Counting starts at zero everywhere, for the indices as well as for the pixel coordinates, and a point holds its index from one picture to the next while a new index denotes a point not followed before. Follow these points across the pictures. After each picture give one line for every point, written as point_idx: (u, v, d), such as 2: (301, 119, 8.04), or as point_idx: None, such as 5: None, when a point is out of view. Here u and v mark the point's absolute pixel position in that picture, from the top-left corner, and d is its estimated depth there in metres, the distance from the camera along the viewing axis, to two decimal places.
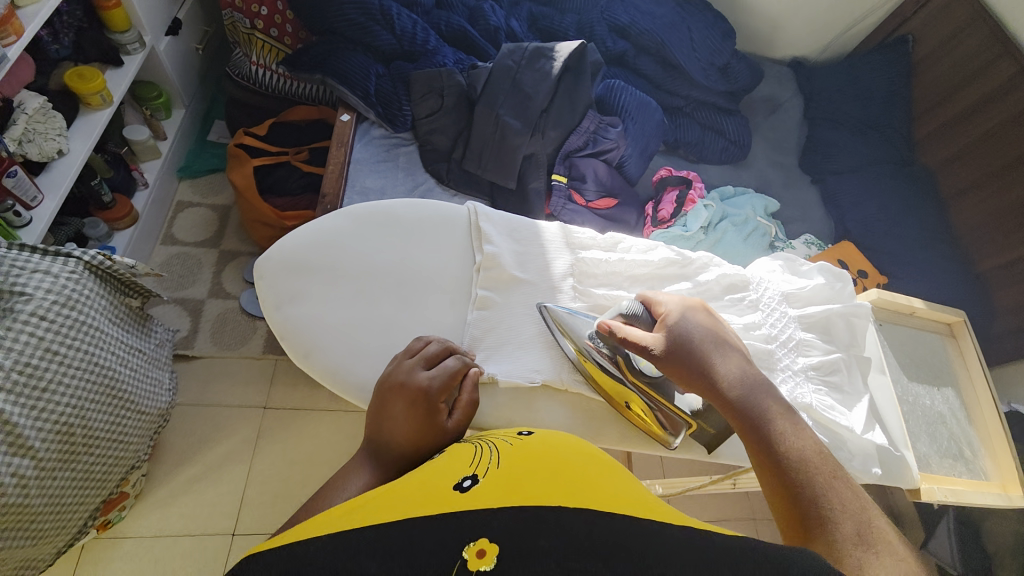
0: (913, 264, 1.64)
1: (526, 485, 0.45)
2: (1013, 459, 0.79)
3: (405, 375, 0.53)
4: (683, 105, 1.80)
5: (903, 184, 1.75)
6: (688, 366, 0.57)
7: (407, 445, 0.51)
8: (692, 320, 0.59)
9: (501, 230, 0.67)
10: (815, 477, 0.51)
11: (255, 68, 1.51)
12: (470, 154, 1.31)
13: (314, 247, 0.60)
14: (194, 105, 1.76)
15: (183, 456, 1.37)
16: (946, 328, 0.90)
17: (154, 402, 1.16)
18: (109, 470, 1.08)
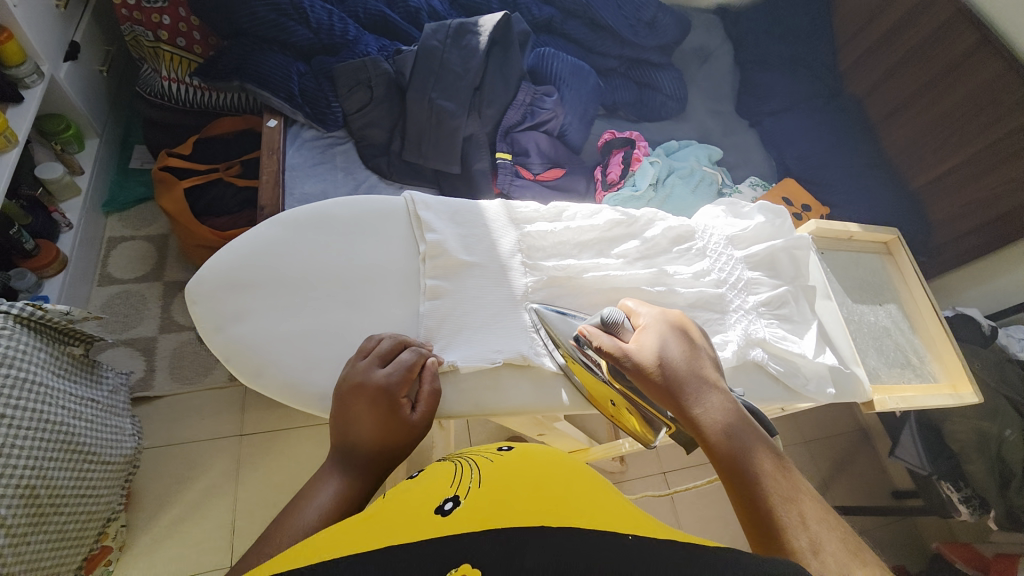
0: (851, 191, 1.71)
1: (511, 501, 0.47)
2: (958, 359, 0.84)
3: (362, 375, 0.52)
4: (617, 66, 1.80)
5: (834, 116, 1.81)
6: (658, 382, 0.53)
7: (375, 443, 0.50)
8: (667, 336, 0.56)
9: (441, 216, 0.66)
10: (785, 491, 0.46)
11: (167, 84, 1.42)
12: (409, 144, 1.28)
13: (249, 262, 0.58)
14: (108, 133, 1.64)
15: (162, 500, 1.33)
16: (883, 247, 0.95)
17: (118, 450, 1.11)
18: (83, 527, 1.04)
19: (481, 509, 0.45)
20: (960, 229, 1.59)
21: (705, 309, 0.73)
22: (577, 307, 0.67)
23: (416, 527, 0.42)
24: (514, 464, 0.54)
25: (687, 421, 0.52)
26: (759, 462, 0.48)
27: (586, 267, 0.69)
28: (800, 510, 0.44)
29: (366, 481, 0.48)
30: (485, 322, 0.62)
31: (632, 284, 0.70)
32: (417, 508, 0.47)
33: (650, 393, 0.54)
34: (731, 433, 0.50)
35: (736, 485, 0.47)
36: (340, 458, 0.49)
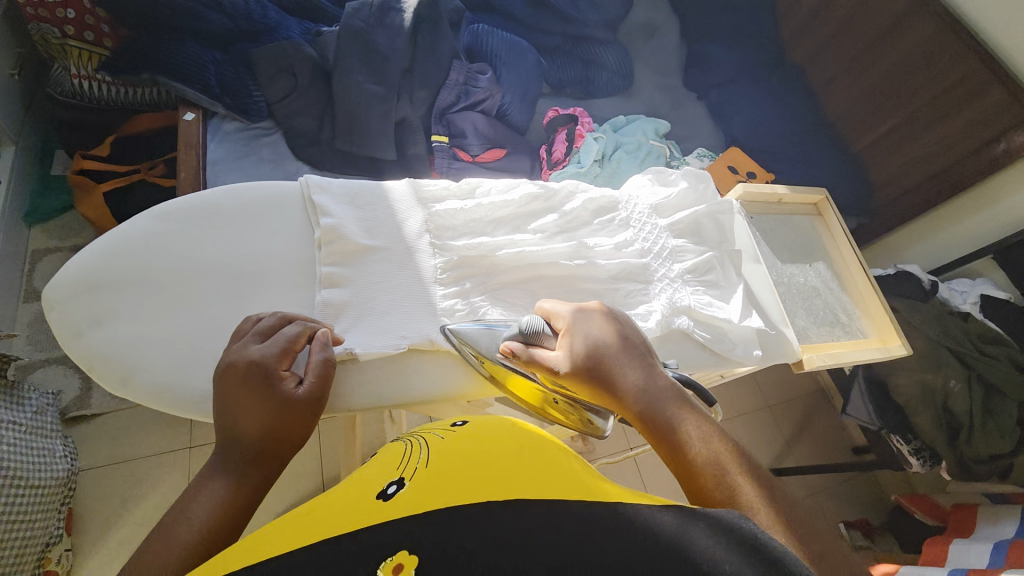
0: (797, 157, 1.73)
1: (449, 482, 0.48)
2: (885, 314, 0.84)
3: (237, 354, 0.51)
4: (561, 43, 1.75)
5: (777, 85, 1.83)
6: (590, 371, 0.52)
7: (265, 440, 0.48)
8: (595, 326, 0.56)
9: (340, 200, 0.62)
10: (724, 457, 0.46)
11: (77, 81, 1.31)
12: (340, 131, 1.21)
13: (124, 261, 0.57)
14: (26, 141, 1.49)
15: (111, 518, 1.25)
16: (814, 208, 0.95)
17: (48, 473, 1.04)
18: (18, 554, 0.98)
19: (421, 492, 0.47)
20: (901, 189, 1.61)
21: (629, 280, 0.71)
22: (491, 286, 0.64)
23: (345, 520, 0.44)
24: (458, 445, 0.56)
25: (624, 406, 0.51)
26: (698, 434, 0.48)
27: (500, 244, 0.66)
28: (740, 476, 0.44)
29: (258, 478, 0.47)
30: (388, 307, 0.59)
31: (550, 259, 0.67)
32: (357, 502, 0.48)
33: (584, 384, 0.53)
34: (668, 411, 0.50)
35: (676, 461, 0.47)
36: (225, 457, 0.47)
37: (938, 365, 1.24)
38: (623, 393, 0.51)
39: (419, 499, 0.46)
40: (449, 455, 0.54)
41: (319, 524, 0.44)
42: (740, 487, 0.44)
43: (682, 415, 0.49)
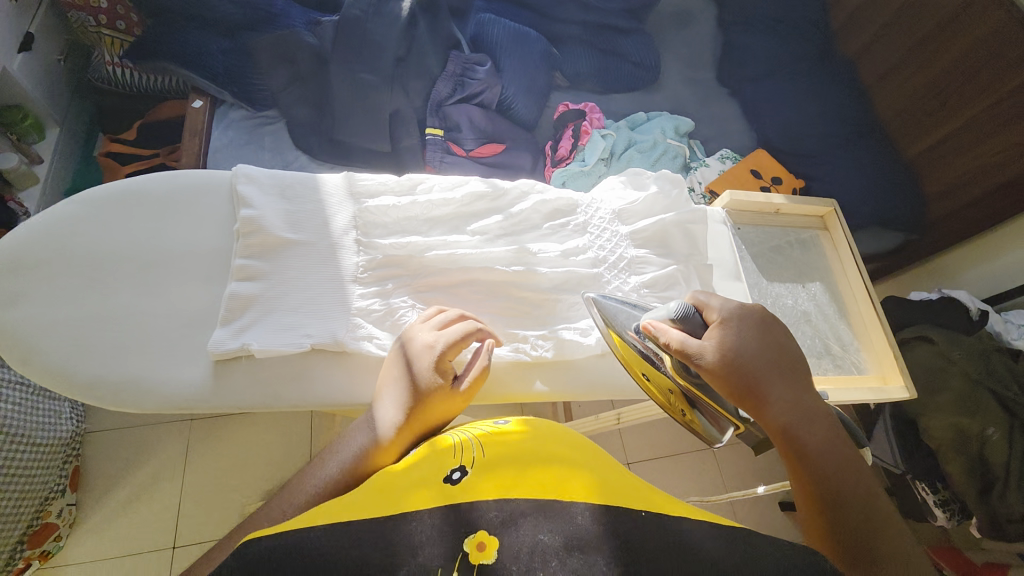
0: (833, 160, 1.54)
1: (517, 473, 0.51)
2: (889, 346, 0.73)
3: (425, 340, 0.56)
4: (580, 32, 1.65)
5: (822, 80, 1.60)
6: (742, 372, 0.53)
7: (416, 407, 0.54)
8: (754, 328, 0.56)
9: (267, 191, 0.61)
10: (863, 495, 0.51)
11: (110, 69, 1.38)
12: (337, 121, 1.21)
13: (45, 244, 0.56)
14: (74, 122, 1.50)
15: (113, 479, 1.30)
16: (820, 221, 0.84)
17: (51, 432, 1.10)
18: (19, 502, 1.03)
19: (488, 475, 0.50)
20: (958, 202, 1.40)
21: (575, 291, 0.65)
22: (416, 287, 0.61)
23: (426, 499, 0.48)
24: (516, 435, 0.56)
25: (767, 417, 0.54)
26: (843, 469, 0.52)
27: (432, 245, 0.62)
28: (869, 518, 0.50)
29: (404, 430, 0.54)
30: (298, 303, 0.57)
31: (485, 264, 0.63)
32: (426, 477, 0.51)
33: (732, 385, 0.54)
34: (814, 439, 0.52)
35: (815, 487, 0.51)
36: (381, 404, 0.56)
37: (975, 409, 1.05)
38: (772, 406, 0.53)
39: (492, 485, 0.49)
40: (505, 442, 0.55)
41: (400, 496, 0.49)
42: (884, 523, 0.50)
43: (842, 450, 0.53)
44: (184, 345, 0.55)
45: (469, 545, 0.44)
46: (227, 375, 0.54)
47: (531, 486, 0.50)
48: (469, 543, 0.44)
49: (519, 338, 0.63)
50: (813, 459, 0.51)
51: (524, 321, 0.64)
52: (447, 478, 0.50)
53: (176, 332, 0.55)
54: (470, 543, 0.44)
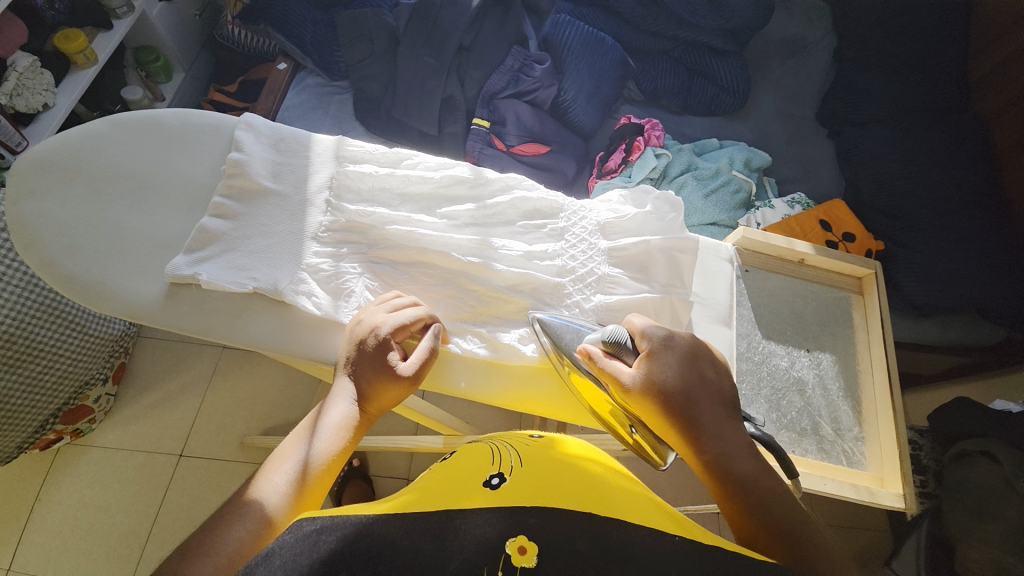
0: (941, 235, 1.19)
1: (553, 486, 0.43)
2: (896, 444, 0.62)
3: (366, 317, 0.56)
4: (669, 48, 1.45)
5: (948, 135, 1.28)
6: (665, 408, 0.49)
7: (368, 392, 0.52)
8: (682, 359, 0.51)
9: (262, 140, 0.65)
10: (811, 530, 0.43)
11: (231, 28, 1.46)
12: (398, 100, 1.27)
13: (65, 151, 0.62)
14: (196, 70, 1.57)
15: (149, 381, 1.35)
16: (856, 283, 0.73)
17: (104, 327, 1.15)
18: (58, 381, 1.10)
19: (530, 481, 0.43)
20: None
21: (530, 295, 0.62)
22: (370, 257, 0.62)
23: (454, 499, 0.41)
24: (549, 451, 0.49)
25: (695, 452, 0.48)
26: (783, 500, 0.44)
27: (395, 219, 0.63)
28: (818, 556, 0.41)
29: (361, 421, 0.51)
30: (249, 246, 0.59)
31: (442, 248, 0.62)
32: (456, 481, 0.44)
33: (655, 417, 0.50)
34: (747, 472, 0.46)
35: (750, 524, 0.43)
36: (335, 396, 0.51)
37: None
38: (698, 439, 0.48)
39: (529, 492, 0.42)
40: (539, 458, 0.48)
41: (425, 494, 0.42)
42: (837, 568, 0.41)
43: (770, 485, 0.45)
44: (151, 262, 0.59)
45: (510, 548, 0.36)
46: (176, 296, 0.58)
47: (572, 498, 0.41)
48: (509, 548, 0.36)
49: (458, 331, 0.60)
50: (730, 498, 0.45)
51: (468, 315, 0.61)
52: (485, 482, 0.44)
53: (150, 249, 0.59)
54: (510, 548, 0.36)
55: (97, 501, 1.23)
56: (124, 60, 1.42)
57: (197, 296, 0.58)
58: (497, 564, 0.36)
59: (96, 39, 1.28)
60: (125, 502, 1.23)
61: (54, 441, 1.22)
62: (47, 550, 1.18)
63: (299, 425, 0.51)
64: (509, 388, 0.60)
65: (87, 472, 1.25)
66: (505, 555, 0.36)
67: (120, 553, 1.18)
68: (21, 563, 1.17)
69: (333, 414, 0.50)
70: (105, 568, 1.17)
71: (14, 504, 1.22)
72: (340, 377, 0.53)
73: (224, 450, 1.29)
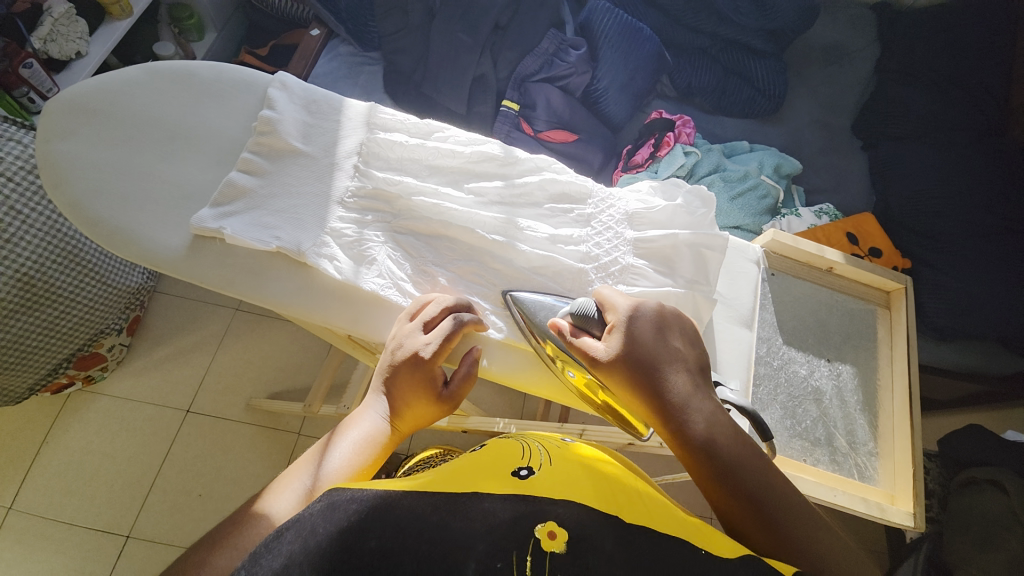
0: (972, 259, 1.16)
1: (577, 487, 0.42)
2: (911, 462, 0.61)
3: (405, 336, 0.53)
4: (707, 45, 1.41)
5: (986, 157, 1.24)
6: (636, 386, 0.49)
7: (402, 407, 0.51)
8: (648, 331, 0.51)
9: (295, 100, 0.64)
10: (783, 497, 0.43)
11: None
12: (428, 75, 1.25)
13: (100, 95, 0.62)
14: (228, 30, 1.56)
15: (161, 336, 1.37)
16: (884, 297, 0.71)
17: (122, 279, 1.17)
18: (73, 328, 1.12)
19: (559, 479, 0.43)
20: None
21: (551, 279, 0.61)
22: (394, 226, 0.61)
23: (483, 482, 0.41)
24: (577, 451, 0.49)
25: (665, 425, 0.48)
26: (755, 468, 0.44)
27: (420, 189, 0.62)
28: (781, 512, 0.42)
29: (390, 439, 0.51)
30: (272, 205, 0.59)
31: (467, 223, 0.61)
32: (487, 465, 0.44)
33: (628, 392, 0.50)
34: (720, 442, 0.46)
35: (721, 491, 0.44)
36: (371, 408, 0.52)
37: None
38: (666, 413, 0.48)
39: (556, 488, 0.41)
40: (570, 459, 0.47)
41: (454, 475, 0.43)
42: (802, 519, 0.42)
43: (736, 451, 0.45)
44: (175, 212, 0.59)
45: (540, 532, 0.36)
46: (199, 249, 0.57)
47: (597, 499, 0.41)
48: (538, 532, 0.36)
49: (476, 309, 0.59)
50: (699, 472, 0.45)
51: (488, 294, 0.60)
52: (514, 473, 0.43)
53: (175, 198, 0.59)
54: (539, 532, 0.36)
55: (103, 448, 1.26)
56: (159, 14, 1.42)
57: (221, 250, 0.58)
58: (526, 547, 0.35)
59: None
60: (131, 451, 1.25)
61: (66, 386, 1.24)
62: (52, 492, 1.21)
63: (329, 434, 0.50)
64: (512, 372, 0.59)
65: (95, 420, 1.28)
66: (536, 538, 0.36)
67: (121, 502, 1.21)
68: (26, 502, 1.20)
69: (365, 427, 0.50)
70: (107, 515, 1.20)
71: (23, 444, 1.25)
72: (376, 394, 0.52)
73: (229, 410, 1.30)
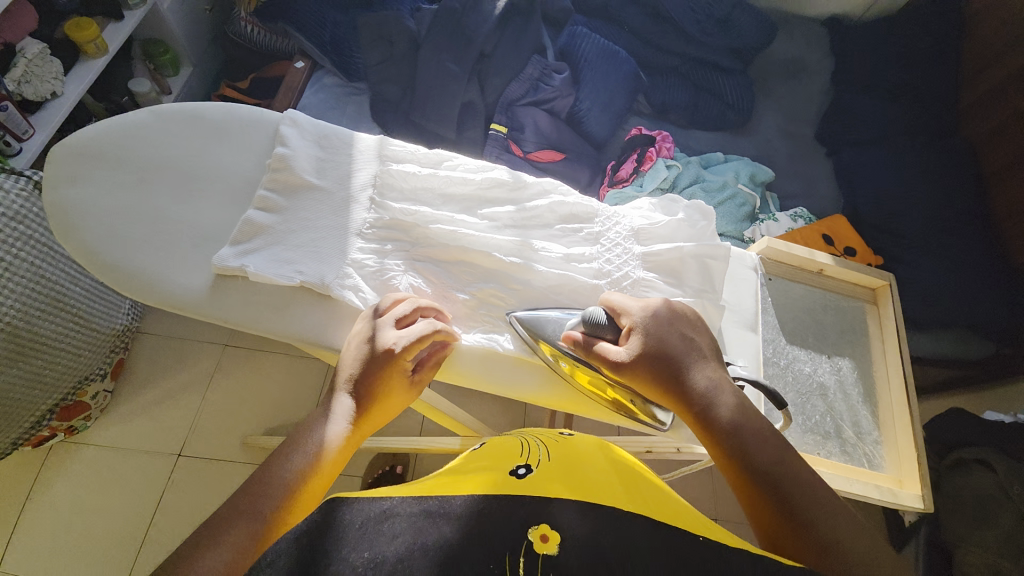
0: (936, 253, 1.25)
1: (579, 481, 0.45)
2: (914, 446, 0.65)
3: (373, 334, 0.55)
4: (677, 64, 1.49)
5: (938, 158, 1.34)
6: (657, 376, 0.53)
7: (370, 402, 0.54)
8: (663, 328, 0.55)
9: (306, 136, 0.66)
10: (795, 472, 0.47)
11: (244, 25, 1.46)
12: (416, 103, 1.29)
13: (109, 140, 0.62)
14: (202, 64, 1.57)
15: (149, 377, 1.33)
16: (870, 294, 0.76)
17: (108, 321, 1.16)
18: (58, 376, 1.08)
19: (558, 475, 0.45)
20: None
21: (569, 297, 0.63)
22: (413, 255, 0.63)
23: (490, 482, 0.44)
24: (579, 449, 0.53)
25: (684, 407, 0.53)
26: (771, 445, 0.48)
27: (437, 217, 0.64)
28: (795, 487, 0.46)
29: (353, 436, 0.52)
30: (289, 240, 0.59)
31: (484, 248, 0.63)
32: (488, 468, 0.47)
33: (649, 385, 0.54)
34: (732, 421, 0.50)
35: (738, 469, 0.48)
36: (335, 411, 0.52)
37: None
38: (684, 396, 0.53)
39: (563, 483, 0.44)
40: (566, 453, 0.51)
41: (461, 481, 0.45)
42: (813, 490, 0.46)
43: (751, 432, 0.49)
44: (195, 252, 0.59)
45: (533, 536, 0.37)
46: (221, 288, 0.58)
47: (607, 495, 0.44)
48: (532, 535, 0.37)
49: (496, 328, 0.62)
50: (717, 452, 0.50)
51: (508, 312, 0.62)
52: (513, 472, 0.46)
53: (192, 239, 0.59)
54: (533, 535, 0.37)
55: (91, 500, 1.20)
56: (132, 51, 1.42)
57: (242, 290, 0.58)
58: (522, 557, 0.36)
59: (107, 28, 1.27)
60: (123, 500, 1.20)
61: (49, 437, 1.19)
62: (39, 551, 1.15)
63: (292, 436, 0.51)
64: (537, 386, 0.61)
65: (82, 470, 1.22)
66: (528, 544, 0.37)
67: (116, 554, 1.15)
68: (11, 564, 1.13)
69: (333, 428, 0.51)
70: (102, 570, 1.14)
71: (7, 501, 1.18)
72: (341, 394, 0.53)
73: (225, 449, 1.27)
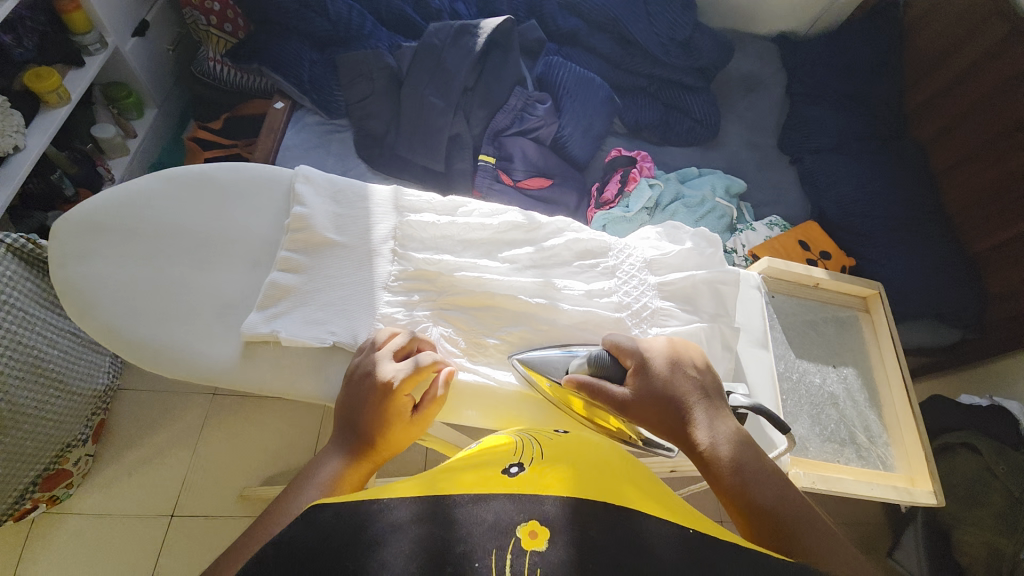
0: (900, 250, 1.34)
1: (575, 476, 0.44)
2: (922, 448, 0.70)
3: (370, 368, 0.54)
4: (645, 85, 1.56)
5: (891, 161, 1.45)
6: (662, 414, 0.53)
7: (372, 439, 0.52)
8: (667, 366, 0.56)
9: (321, 192, 0.65)
10: (805, 513, 0.46)
11: (212, 64, 1.43)
12: (402, 137, 1.29)
13: (118, 211, 0.60)
14: (168, 105, 1.53)
15: (136, 436, 1.26)
16: (861, 302, 0.81)
17: (87, 381, 1.09)
18: (38, 446, 1.01)
19: (553, 469, 0.44)
20: None
21: (595, 332, 0.65)
22: (440, 303, 0.64)
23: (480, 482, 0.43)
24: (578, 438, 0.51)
25: (689, 446, 0.52)
26: (785, 498, 0.47)
27: (459, 264, 0.65)
28: (807, 529, 0.45)
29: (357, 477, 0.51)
30: (316, 299, 0.59)
31: (509, 291, 0.64)
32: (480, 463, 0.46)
33: (653, 423, 0.54)
34: (738, 458, 0.50)
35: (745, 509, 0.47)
36: (335, 450, 0.52)
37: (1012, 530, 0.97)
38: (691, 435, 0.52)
39: (558, 480, 0.43)
40: (564, 448, 0.49)
41: (449, 480, 0.44)
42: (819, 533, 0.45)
43: (760, 472, 0.49)
44: (221, 322, 0.58)
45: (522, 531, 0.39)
46: (251, 356, 0.57)
47: (600, 489, 0.43)
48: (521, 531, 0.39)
49: None
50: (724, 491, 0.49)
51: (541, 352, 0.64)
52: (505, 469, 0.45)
53: (215, 308, 0.58)
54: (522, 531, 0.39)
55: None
56: (92, 96, 1.36)
57: (274, 355, 0.57)
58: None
59: (68, 76, 1.22)
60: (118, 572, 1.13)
61: (30, 511, 1.10)
62: None
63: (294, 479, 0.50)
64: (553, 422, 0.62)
65: (68, 544, 1.14)
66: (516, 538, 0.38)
67: None
68: None
69: (332, 468, 0.50)
70: None
71: None
72: (341, 433, 0.53)
73: (225, 505, 1.21)
